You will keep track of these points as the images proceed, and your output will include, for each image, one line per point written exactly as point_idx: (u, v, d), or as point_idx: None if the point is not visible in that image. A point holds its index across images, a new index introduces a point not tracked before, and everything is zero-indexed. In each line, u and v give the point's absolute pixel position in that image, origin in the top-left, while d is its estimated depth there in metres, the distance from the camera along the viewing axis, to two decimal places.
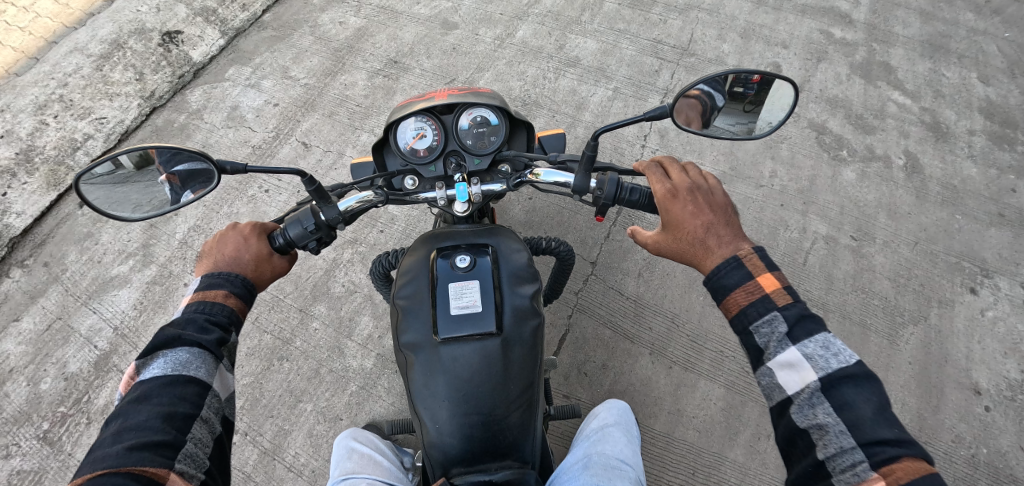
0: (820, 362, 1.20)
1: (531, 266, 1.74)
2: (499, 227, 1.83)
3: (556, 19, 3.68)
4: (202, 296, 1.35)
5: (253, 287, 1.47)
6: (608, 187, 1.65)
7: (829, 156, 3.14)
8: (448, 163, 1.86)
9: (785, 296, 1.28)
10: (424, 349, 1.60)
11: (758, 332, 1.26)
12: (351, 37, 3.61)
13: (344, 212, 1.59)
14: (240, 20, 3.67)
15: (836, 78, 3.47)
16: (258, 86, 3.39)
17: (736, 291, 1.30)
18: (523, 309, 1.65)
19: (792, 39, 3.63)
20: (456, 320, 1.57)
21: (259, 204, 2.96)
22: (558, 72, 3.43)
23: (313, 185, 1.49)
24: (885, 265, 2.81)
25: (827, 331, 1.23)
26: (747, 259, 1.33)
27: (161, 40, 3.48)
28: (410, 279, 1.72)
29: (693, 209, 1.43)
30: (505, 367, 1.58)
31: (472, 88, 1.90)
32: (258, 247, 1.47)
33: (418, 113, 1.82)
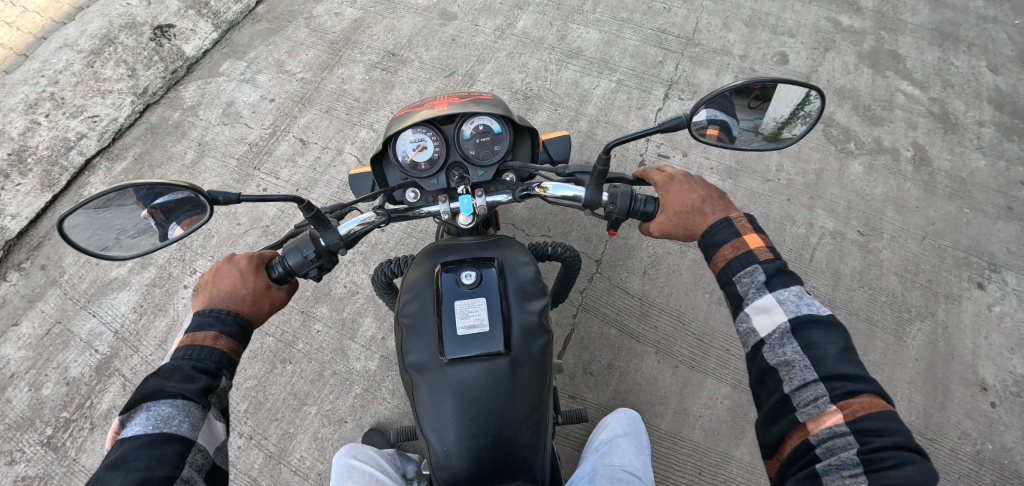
0: (792, 307, 1.26)
1: (539, 279, 1.72)
2: (502, 238, 1.83)
3: (557, 9, 3.59)
4: (190, 341, 1.34)
5: (249, 322, 1.48)
6: (622, 200, 1.63)
7: (836, 149, 3.09)
8: (450, 175, 1.85)
9: (769, 253, 1.35)
10: (430, 369, 1.59)
11: (739, 281, 1.34)
12: (348, 29, 3.52)
13: (344, 238, 1.57)
14: (234, 12, 3.58)
15: (844, 68, 3.41)
16: (254, 81, 3.33)
17: (724, 246, 1.40)
18: (530, 326, 1.63)
19: (798, 28, 3.56)
20: (462, 340, 1.55)
21: (257, 203, 2.91)
22: (560, 63, 3.35)
23: (313, 212, 1.46)
24: (892, 260, 2.78)
25: (800, 285, 1.30)
26: (736, 221, 1.43)
27: (152, 34, 3.39)
28: (414, 295, 1.70)
29: (689, 186, 1.60)
30: (514, 387, 1.57)
31: (472, 94, 1.87)
32: (255, 282, 1.49)
33: (417, 126, 1.79)
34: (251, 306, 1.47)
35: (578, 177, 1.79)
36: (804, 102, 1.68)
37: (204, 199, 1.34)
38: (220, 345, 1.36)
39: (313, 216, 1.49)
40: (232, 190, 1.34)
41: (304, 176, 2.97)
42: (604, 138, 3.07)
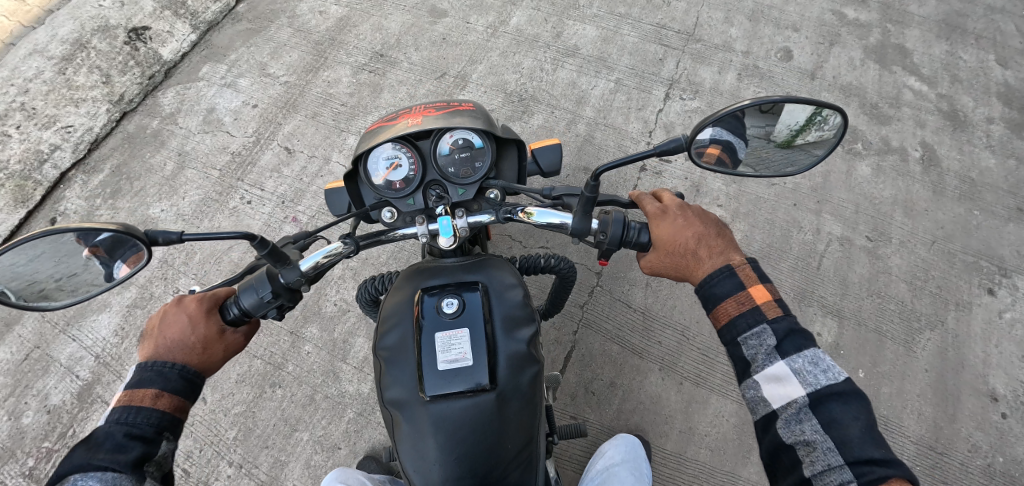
0: (809, 378, 1.26)
1: (526, 305, 1.64)
2: (487, 259, 1.75)
3: (552, 4, 3.45)
4: (128, 401, 1.30)
5: (200, 371, 1.44)
6: (613, 229, 1.56)
7: (843, 149, 2.99)
8: (428, 195, 1.74)
9: (776, 309, 1.33)
10: (411, 406, 1.50)
11: (746, 344, 1.33)
12: (334, 29, 3.37)
13: (306, 273, 1.51)
14: (214, 12, 3.42)
15: (850, 64, 3.31)
16: (235, 86, 3.19)
17: (727, 300, 1.37)
18: (518, 356, 1.55)
19: (802, 21, 3.45)
20: (444, 375, 1.47)
21: (241, 217, 2.79)
22: (556, 62, 3.22)
23: (267, 250, 1.39)
24: (902, 267, 2.70)
25: (815, 347, 1.28)
26: (740, 270, 1.40)
27: (127, 38, 3.23)
28: (394, 324, 1.60)
29: (684, 220, 1.52)
30: (501, 423, 1.49)
31: (450, 107, 1.77)
32: (205, 328, 1.46)
33: (391, 143, 1.70)
34: (201, 354, 1.44)
35: (565, 201, 1.68)
36: (817, 114, 1.58)
37: (142, 241, 1.26)
38: (161, 404, 1.32)
39: (269, 253, 1.43)
40: (172, 229, 1.26)
41: (290, 187, 2.84)
42: (603, 141, 2.95)
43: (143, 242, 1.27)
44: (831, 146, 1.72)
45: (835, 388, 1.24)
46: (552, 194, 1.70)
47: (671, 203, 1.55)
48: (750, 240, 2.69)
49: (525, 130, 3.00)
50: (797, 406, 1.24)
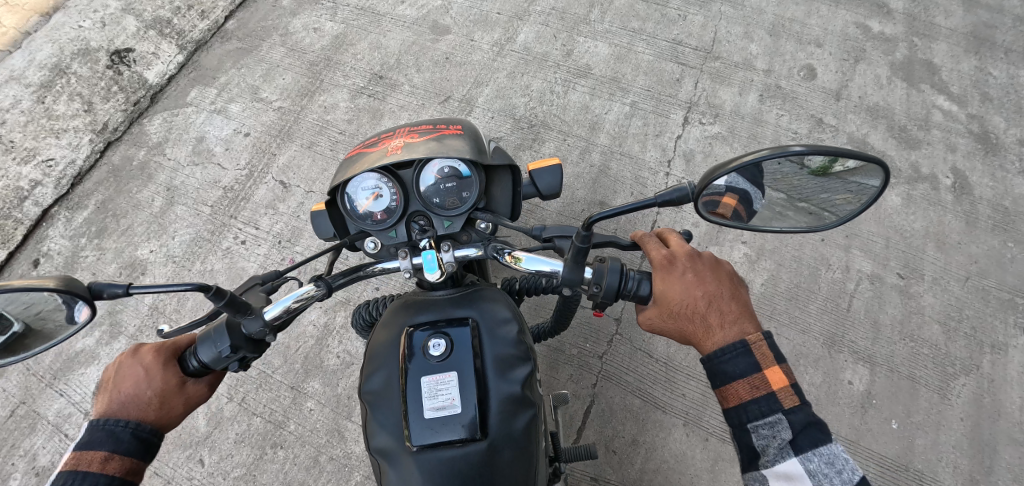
0: (824, 482, 1.14)
1: (521, 343, 1.46)
2: (481, 291, 1.57)
3: (561, 19, 3.26)
4: (74, 466, 1.18)
5: (157, 428, 1.33)
6: (609, 280, 1.36)
7: None
8: (411, 227, 1.58)
9: (793, 397, 1.18)
10: (396, 458, 1.32)
11: (757, 433, 1.19)
12: (329, 48, 3.18)
13: (271, 321, 1.36)
14: (201, 31, 3.22)
15: (876, 82, 3.14)
16: (226, 112, 3.00)
17: (739, 382, 1.21)
18: (512, 400, 1.37)
19: (825, 36, 3.27)
20: (430, 424, 1.29)
21: (235, 258, 2.62)
22: (567, 84, 3.03)
23: (223, 299, 1.23)
24: (935, 307, 2.56)
25: (834, 444, 1.16)
26: (755, 346, 1.22)
27: (109, 61, 3.04)
28: (378, 366, 1.44)
29: (692, 277, 1.34)
30: (495, 477, 1.29)
31: (436, 130, 1.61)
32: (164, 379, 1.36)
33: (370, 171, 1.53)
34: (158, 410, 1.33)
35: (557, 244, 1.45)
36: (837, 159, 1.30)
37: (81, 295, 1.11)
38: (110, 467, 1.20)
39: (227, 303, 1.27)
40: (118, 283, 1.12)
41: (287, 225, 2.66)
42: (619, 172, 2.77)
43: (85, 296, 1.12)
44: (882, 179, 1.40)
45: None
46: (544, 233, 1.48)
47: (680, 253, 1.36)
48: (776, 280, 2.54)
49: (536, 160, 2.82)
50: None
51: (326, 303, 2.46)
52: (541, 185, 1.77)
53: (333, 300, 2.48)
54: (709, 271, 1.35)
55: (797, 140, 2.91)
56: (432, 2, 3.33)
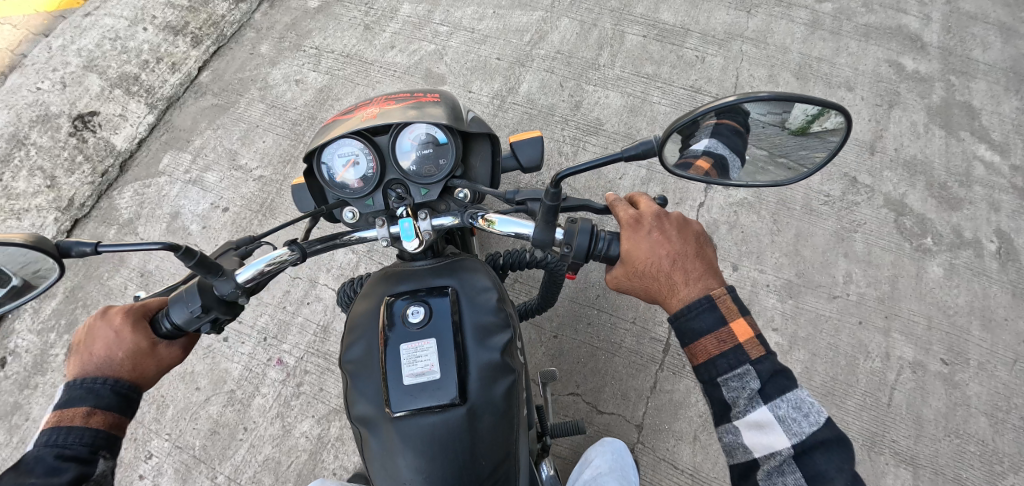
0: (794, 426, 1.17)
1: (501, 310, 1.50)
2: (461, 260, 1.60)
3: (568, 64, 2.97)
4: (56, 421, 1.22)
5: (132, 387, 1.35)
6: (579, 240, 1.39)
7: (911, 245, 2.58)
8: (388, 195, 1.60)
9: (758, 347, 1.22)
10: (378, 424, 1.37)
11: (727, 386, 1.22)
12: (312, 104, 2.90)
13: (243, 283, 1.37)
14: (173, 86, 2.94)
15: (913, 130, 2.87)
16: (202, 182, 2.74)
17: (707, 337, 1.24)
18: (491, 366, 1.41)
19: (856, 77, 3.00)
20: (410, 391, 1.33)
21: (217, 359, 2.36)
22: (576, 143, 2.76)
23: (194, 260, 1.24)
24: (981, 396, 2.33)
25: (799, 390, 1.19)
26: (719, 300, 1.27)
27: (71, 128, 2.78)
28: (360, 335, 1.47)
29: (658, 237, 1.37)
30: (473, 440, 1.35)
31: (413, 98, 1.63)
32: (134, 341, 1.36)
33: (347, 137, 1.55)
34: (132, 370, 1.35)
35: (529, 206, 1.51)
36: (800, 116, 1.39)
37: (51, 254, 1.12)
38: (93, 422, 1.25)
39: (198, 264, 1.28)
40: (86, 242, 1.12)
41: (273, 318, 2.40)
42: None
43: (54, 255, 1.13)
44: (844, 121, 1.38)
45: (818, 435, 1.16)
46: (517, 197, 1.54)
47: (646, 212, 1.39)
48: (811, 373, 2.33)
49: None
50: (784, 458, 1.16)
51: (319, 411, 2.26)
52: (523, 156, 1.77)
53: (327, 407, 2.27)
54: (676, 232, 1.38)
55: (829, 204, 2.62)
56: (425, 46, 3.05)
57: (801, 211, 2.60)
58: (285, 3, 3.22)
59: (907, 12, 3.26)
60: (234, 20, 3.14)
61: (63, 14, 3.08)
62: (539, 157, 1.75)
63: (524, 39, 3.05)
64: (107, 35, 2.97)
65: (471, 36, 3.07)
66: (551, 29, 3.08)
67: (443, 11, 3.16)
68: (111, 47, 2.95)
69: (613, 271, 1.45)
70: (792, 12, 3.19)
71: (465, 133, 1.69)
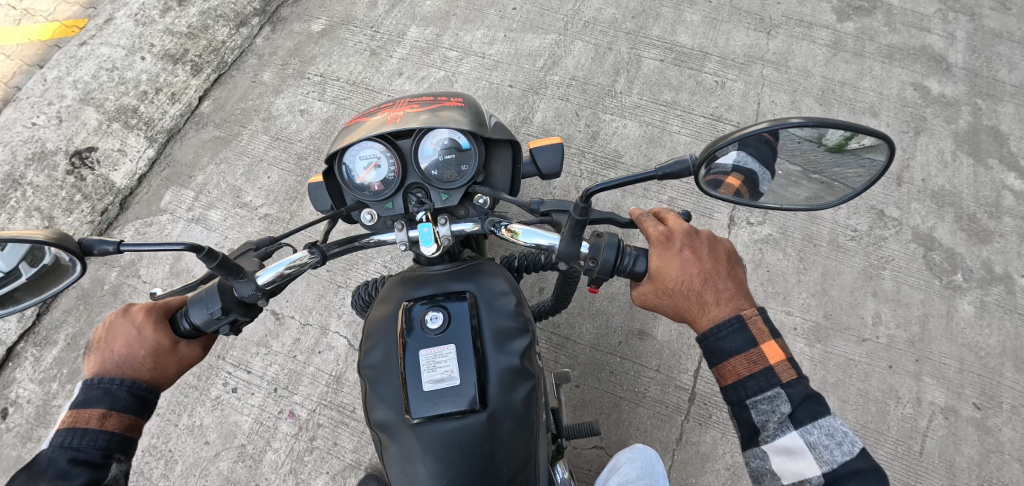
0: (825, 454, 1.10)
1: (520, 314, 1.44)
2: (479, 265, 1.54)
3: (583, 91, 2.86)
4: (73, 421, 1.19)
5: (151, 387, 1.33)
6: (606, 254, 1.31)
7: (940, 282, 2.50)
8: (408, 199, 1.56)
9: (790, 370, 1.16)
10: (396, 430, 1.32)
11: (757, 409, 1.15)
12: (318, 136, 2.79)
13: (264, 285, 1.36)
14: (173, 118, 2.83)
15: (940, 158, 2.78)
16: (206, 220, 2.64)
17: (735, 358, 1.18)
18: (510, 371, 1.35)
19: (880, 102, 2.90)
20: (428, 397, 1.28)
21: (226, 412, 2.28)
22: (593, 177, 2.66)
23: (216, 262, 1.22)
24: (1018, 442, 2.24)
25: (833, 416, 1.12)
26: (751, 321, 1.20)
27: (69, 165, 2.67)
28: (377, 340, 1.42)
29: (688, 254, 1.30)
30: (494, 447, 1.29)
31: (437, 101, 1.58)
32: (155, 339, 1.35)
33: (369, 140, 1.51)
34: (151, 369, 1.33)
35: (556, 218, 1.40)
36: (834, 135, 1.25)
37: (76, 252, 1.10)
38: (109, 424, 1.21)
39: (220, 266, 1.25)
40: (111, 240, 1.09)
41: (283, 368, 2.32)
42: None
43: (78, 253, 1.11)
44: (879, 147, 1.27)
45: (852, 465, 1.09)
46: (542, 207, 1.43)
47: (677, 229, 1.31)
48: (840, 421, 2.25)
49: None
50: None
51: (333, 467, 2.18)
52: (542, 162, 1.74)
53: (341, 462, 2.19)
54: (706, 251, 1.30)
55: (857, 239, 2.53)
56: (434, 73, 2.94)
57: (828, 248, 2.51)
58: (287, 28, 3.10)
59: (930, 31, 3.15)
60: (235, 46, 3.02)
61: (58, 43, 2.96)
62: (558, 166, 1.73)
63: (537, 65, 2.95)
64: (104, 66, 2.86)
65: (482, 61, 2.97)
66: (564, 54, 2.97)
67: (452, 35, 3.05)
68: (108, 79, 2.84)
69: (637, 286, 1.37)
70: (814, 32, 3.08)
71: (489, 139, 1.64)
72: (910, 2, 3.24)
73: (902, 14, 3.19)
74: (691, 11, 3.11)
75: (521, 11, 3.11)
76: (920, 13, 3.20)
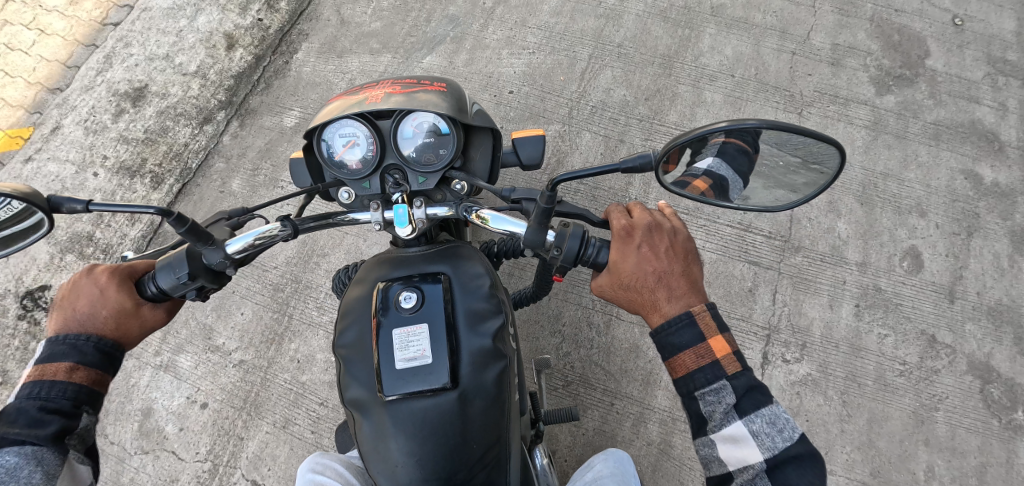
0: (767, 442, 1.06)
1: (494, 296, 1.42)
2: (457, 248, 1.53)
3: (593, 198, 2.55)
4: (38, 375, 1.17)
5: (116, 347, 1.29)
6: (569, 244, 1.27)
7: (1001, 422, 2.19)
8: (385, 180, 1.50)
9: (736, 363, 1.12)
10: (371, 408, 1.33)
11: (703, 401, 1.11)
12: (295, 261, 2.47)
13: (232, 255, 1.32)
14: (133, 241, 2.51)
15: (997, 265, 2.44)
16: (175, 368, 2.36)
17: (684, 352, 1.14)
18: (482, 352, 1.35)
19: (928, 196, 2.56)
20: (401, 375, 1.28)
21: None
22: (608, 308, 2.31)
23: (184, 227, 1.18)
24: None
25: (775, 405, 1.08)
26: (699, 316, 1.16)
27: (20, 308, 2.39)
28: (353, 319, 1.41)
29: (647, 250, 1.25)
30: (463, 425, 1.30)
31: (420, 84, 1.50)
32: (118, 301, 1.28)
33: (347, 118, 1.44)
34: (115, 330, 1.28)
35: (524, 206, 1.37)
36: (786, 139, 1.17)
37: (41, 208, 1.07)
38: (76, 378, 1.19)
39: (188, 232, 1.22)
40: (77, 200, 1.06)
41: None
42: (686, 451, 2.11)
43: (44, 210, 1.08)
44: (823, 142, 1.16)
45: (791, 450, 1.06)
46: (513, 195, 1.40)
47: (639, 225, 1.26)
48: None
49: (576, 442, 2.15)
50: (757, 472, 1.06)
51: None
52: (523, 153, 1.65)
53: None
54: (665, 247, 1.26)
55: (906, 375, 2.25)
56: None
57: (874, 388, 2.23)
58: (257, 122, 2.75)
59: (979, 101, 2.79)
60: (199, 148, 2.68)
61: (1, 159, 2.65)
62: (540, 155, 1.64)
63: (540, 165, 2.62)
64: (52, 186, 2.55)
65: None
66: (569, 151, 2.63)
67: None
68: None
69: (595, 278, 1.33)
70: (851, 110, 2.73)
71: (472, 126, 1.59)
72: (955, 65, 2.87)
73: (948, 82, 2.82)
74: (711, 89, 2.75)
75: (520, 95, 2.76)
76: (967, 79, 2.84)
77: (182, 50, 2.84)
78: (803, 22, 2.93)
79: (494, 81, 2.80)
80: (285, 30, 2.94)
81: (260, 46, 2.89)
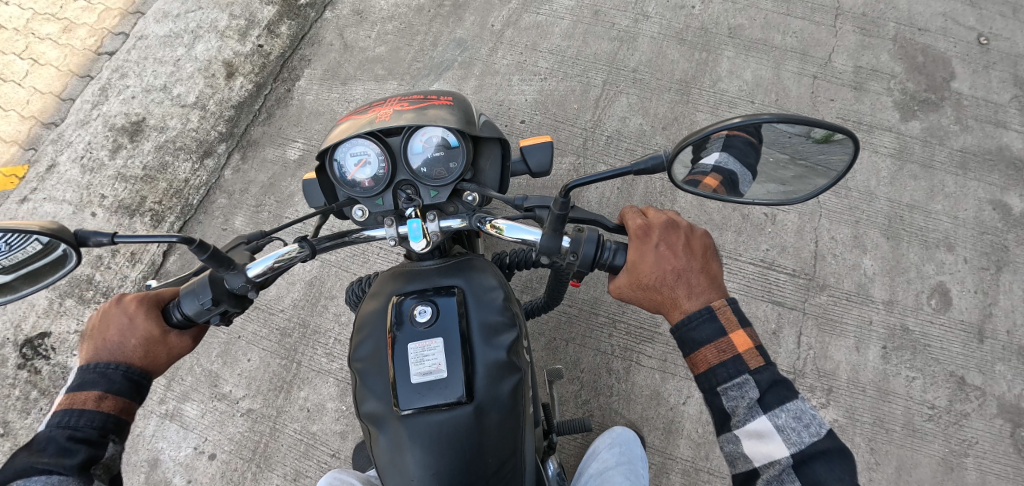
0: (792, 436, 1.02)
1: (508, 309, 1.35)
2: (470, 259, 1.45)
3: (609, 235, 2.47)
4: (68, 405, 1.12)
5: (144, 375, 1.24)
6: (586, 249, 1.23)
7: None
8: (398, 197, 1.40)
9: (759, 358, 1.08)
10: (386, 422, 1.26)
11: (725, 396, 1.07)
12: (302, 304, 2.40)
13: (254, 278, 1.25)
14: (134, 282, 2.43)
15: None
16: (181, 417, 2.28)
17: (706, 347, 1.10)
18: (498, 365, 1.28)
19: (955, 230, 2.47)
20: (416, 390, 1.21)
21: None
22: (627, 354, 2.24)
23: (206, 253, 1.13)
24: None
25: (800, 399, 1.04)
26: (720, 311, 1.12)
27: (20, 357, 2.31)
28: (367, 333, 1.35)
29: (665, 249, 1.20)
30: (479, 439, 1.23)
31: (426, 99, 1.43)
32: (146, 327, 1.24)
33: (357, 138, 1.37)
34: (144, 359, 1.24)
35: (539, 213, 1.30)
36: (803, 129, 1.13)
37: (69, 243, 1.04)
38: (105, 406, 1.14)
39: (210, 257, 1.16)
40: (103, 232, 1.03)
41: None
42: None
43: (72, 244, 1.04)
44: (838, 131, 1.13)
45: (819, 446, 1.01)
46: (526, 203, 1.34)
47: (655, 224, 1.22)
48: None
49: None
50: (784, 467, 1.02)
51: None
52: (532, 162, 1.57)
53: None
54: (682, 245, 1.21)
55: (935, 420, 2.17)
56: None
57: (903, 435, 2.16)
58: (259, 154, 2.64)
59: (1008, 125, 2.67)
60: (200, 184, 2.57)
61: None
62: (548, 163, 1.57)
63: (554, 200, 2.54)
64: None
65: None
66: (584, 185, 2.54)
67: None
68: None
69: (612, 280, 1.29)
70: (875, 138, 2.64)
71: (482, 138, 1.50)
72: (981, 87, 2.75)
73: (975, 106, 2.71)
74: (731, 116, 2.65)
75: (531, 124, 2.66)
76: (994, 103, 2.72)
77: (180, 79, 2.74)
78: (823, 42, 2.83)
79: (505, 109, 2.70)
80: (286, 56, 2.83)
81: (261, 73, 2.79)
